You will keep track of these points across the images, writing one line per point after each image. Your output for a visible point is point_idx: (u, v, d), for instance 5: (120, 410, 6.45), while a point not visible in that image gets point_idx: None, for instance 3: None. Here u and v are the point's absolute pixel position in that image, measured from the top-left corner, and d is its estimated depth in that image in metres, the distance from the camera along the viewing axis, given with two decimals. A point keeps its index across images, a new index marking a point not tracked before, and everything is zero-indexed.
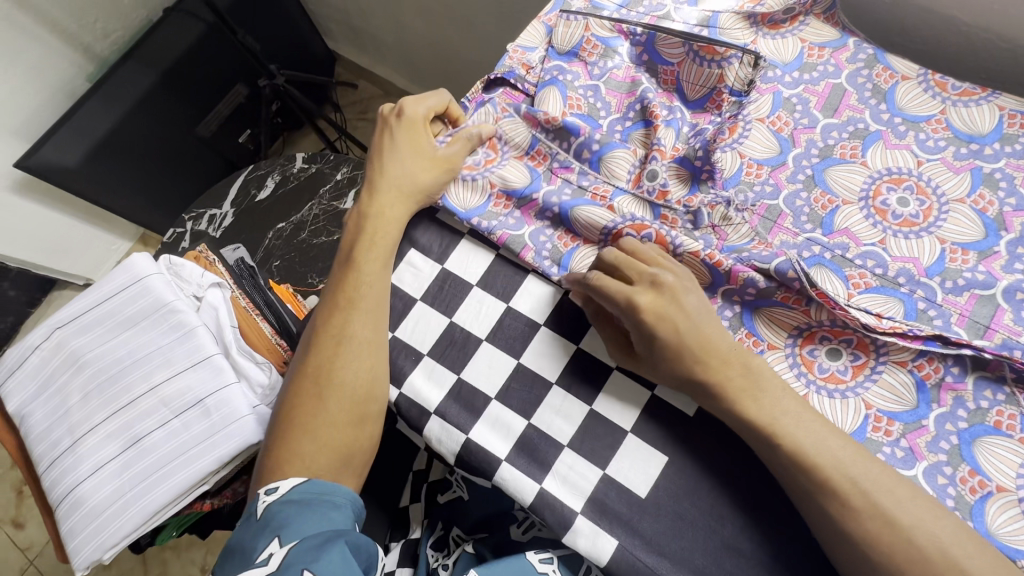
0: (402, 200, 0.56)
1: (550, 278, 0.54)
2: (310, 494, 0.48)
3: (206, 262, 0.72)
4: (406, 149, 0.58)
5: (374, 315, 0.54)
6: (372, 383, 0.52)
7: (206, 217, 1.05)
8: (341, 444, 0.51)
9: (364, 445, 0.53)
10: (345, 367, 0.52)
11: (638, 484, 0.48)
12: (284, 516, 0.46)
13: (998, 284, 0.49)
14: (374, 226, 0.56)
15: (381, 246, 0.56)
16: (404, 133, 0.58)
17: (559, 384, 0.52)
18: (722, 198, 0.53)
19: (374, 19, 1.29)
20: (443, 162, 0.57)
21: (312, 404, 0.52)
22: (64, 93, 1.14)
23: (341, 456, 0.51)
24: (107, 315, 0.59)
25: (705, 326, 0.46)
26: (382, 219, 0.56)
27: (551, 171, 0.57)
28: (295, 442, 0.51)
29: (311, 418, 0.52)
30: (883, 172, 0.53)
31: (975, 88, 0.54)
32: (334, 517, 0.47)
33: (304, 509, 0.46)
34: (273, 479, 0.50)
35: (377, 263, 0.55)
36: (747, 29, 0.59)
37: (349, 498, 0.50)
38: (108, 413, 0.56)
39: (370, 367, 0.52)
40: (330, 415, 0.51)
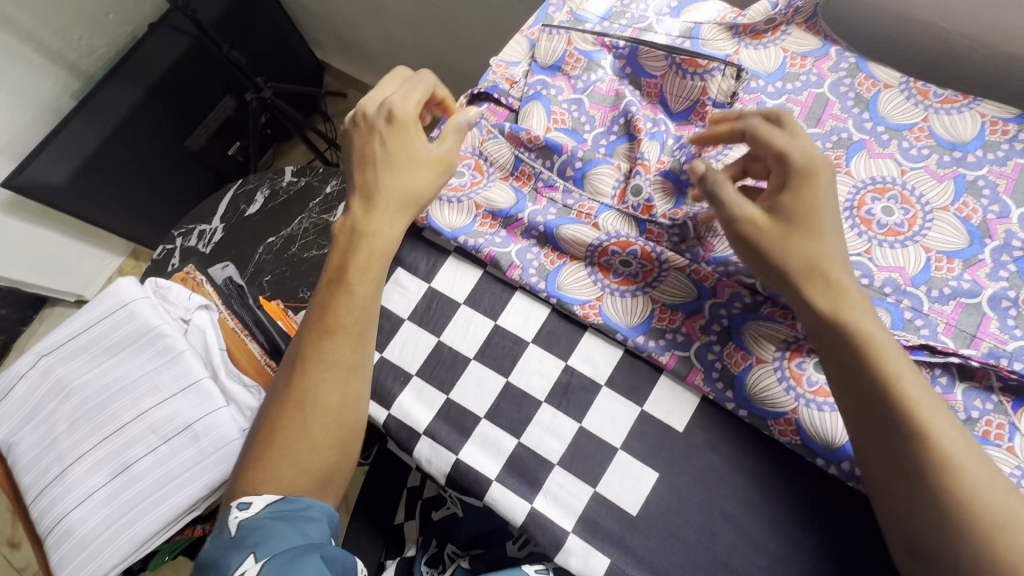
0: (402, 215, 0.52)
1: (538, 294, 0.54)
2: (286, 508, 0.46)
3: (195, 282, 0.70)
4: (398, 153, 0.52)
5: (363, 335, 0.50)
6: (355, 403, 0.50)
7: (195, 233, 1.05)
8: (320, 465, 0.49)
9: (340, 469, 0.51)
10: (326, 387, 0.49)
11: (629, 502, 0.48)
12: (258, 532, 0.44)
13: (983, 292, 0.49)
14: (372, 247, 0.52)
15: (375, 264, 0.52)
16: (394, 135, 0.53)
17: (548, 401, 0.52)
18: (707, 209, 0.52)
19: (361, 29, 1.28)
20: (438, 162, 0.53)
21: (290, 424, 0.48)
22: (50, 111, 1.13)
23: (318, 479, 0.48)
24: (93, 341, 0.59)
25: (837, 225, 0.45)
26: (376, 234, 0.52)
27: (536, 190, 0.57)
28: (270, 460, 0.48)
29: (290, 438, 0.48)
30: (867, 182, 0.53)
31: (957, 95, 0.54)
32: (311, 531, 0.46)
33: (280, 523, 0.45)
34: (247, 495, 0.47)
35: (371, 283, 0.51)
36: (730, 40, 0.59)
37: (326, 511, 0.48)
38: (96, 440, 0.56)
39: (354, 390, 0.50)
40: (311, 435, 0.48)
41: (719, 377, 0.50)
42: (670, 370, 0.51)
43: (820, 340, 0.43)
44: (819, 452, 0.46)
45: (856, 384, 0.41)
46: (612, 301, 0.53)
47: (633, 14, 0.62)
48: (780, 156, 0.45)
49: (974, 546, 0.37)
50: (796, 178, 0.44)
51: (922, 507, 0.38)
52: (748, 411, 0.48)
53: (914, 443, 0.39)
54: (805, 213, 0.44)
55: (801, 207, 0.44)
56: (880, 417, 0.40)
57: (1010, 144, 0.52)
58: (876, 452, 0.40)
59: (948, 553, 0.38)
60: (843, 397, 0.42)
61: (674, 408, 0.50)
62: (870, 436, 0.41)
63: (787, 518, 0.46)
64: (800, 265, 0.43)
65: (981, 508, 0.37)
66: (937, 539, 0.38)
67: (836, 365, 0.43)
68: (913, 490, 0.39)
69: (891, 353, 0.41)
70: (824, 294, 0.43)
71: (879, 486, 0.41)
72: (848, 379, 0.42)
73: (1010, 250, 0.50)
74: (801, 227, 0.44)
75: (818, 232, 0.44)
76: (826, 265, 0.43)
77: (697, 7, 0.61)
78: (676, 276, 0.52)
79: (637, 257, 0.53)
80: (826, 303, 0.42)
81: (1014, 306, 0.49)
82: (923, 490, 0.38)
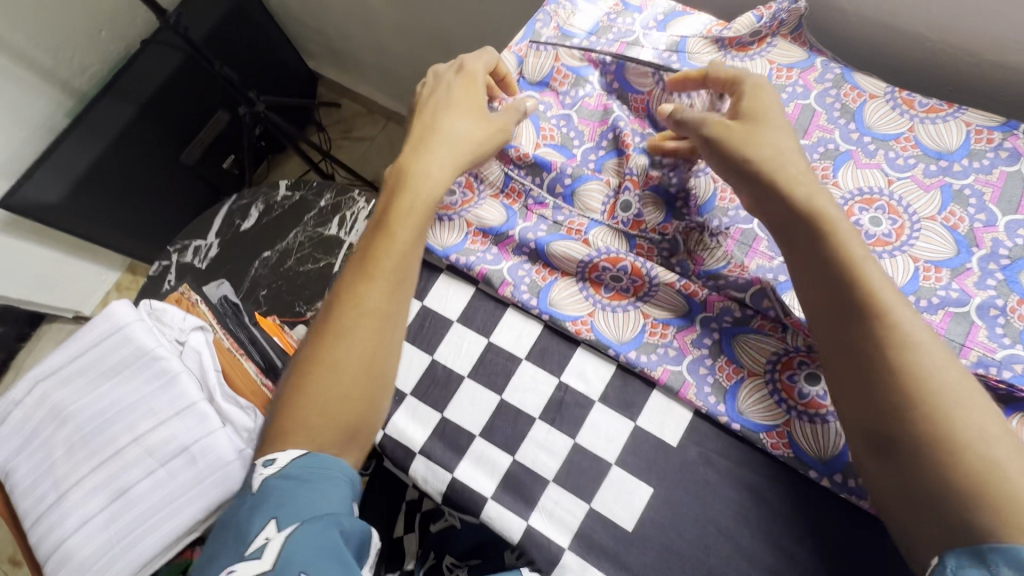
0: (452, 162, 0.54)
1: (530, 311, 0.54)
2: (306, 467, 0.44)
3: (189, 303, 0.69)
4: (458, 109, 0.55)
5: (400, 287, 0.51)
6: (385, 354, 0.49)
7: (191, 249, 1.05)
8: (352, 411, 0.47)
9: (370, 420, 0.49)
10: (355, 334, 0.49)
11: (624, 517, 0.49)
12: (281, 495, 0.42)
13: (971, 301, 0.49)
14: (415, 188, 0.53)
15: (417, 209, 0.52)
16: (459, 88, 0.57)
17: (542, 418, 0.52)
18: (696, 223, 0.54)
19: (354, 41, 1.29)
20: (494, 122, 0.55)
21: (320, 370, 0.48)
22: (43, 129, 1.13)
23: (345, 430, 0.47)
24: (89, 366, 0.59)
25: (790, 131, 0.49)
26: (420, 184, 0.53)
27: (527, 207, 0.58)
28: (299, 407, 0.47)
29: (323, 383, 0.48)
30: (854, 193, 0.54)
31: (941, 105, 0.55)
32: (332, 494, 0.44)
33: (300, 485, 0.43)
34: (271, 450, 0.47)
35: (414, 234, 0.52)
36: (716, 53, 0.59)
37: (347, 471, 0.46)
38: (93, 465, 0.56)
39: (383, 341, 0.49)
40: (340, 381, 0.48)
41: (711, 391, 0.50)
42: (663, 385, 0.51)
43: (783, 237, 0.46)
44: (811, 464, 0.47)
45: (819, 275, 0.43)
46: (604, 317, 0.53)
47: (619, 28, 0.62)
48: (736, 80, 0.51)
49: (929, 429, 0.36)
50: (751, 90, 0.50)
51: (880, 388, 0.39)
52: (740, 424, 0.49)
53: (871, 324, 0.40)
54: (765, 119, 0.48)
55: (760, 116, 0.49)
56: (841, 301, 0.42)
57: (995, 153, 0.53)
58: (835, 337, 0.42)
59: (906, 438, 0.37)
60: (807, 292, 0.44)
61: (667, 422, 0.50)
62: (831, 321, 0.42)
63: (782, 531, 0.47)
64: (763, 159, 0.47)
65: (933, 392, 0.37)
66: (895, 422, 0.38)
67: (799, 259, 0.45)
68: (871, 375, 0.39)
69: (852, 243, 0.43)
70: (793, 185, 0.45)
71: (838, 374, 0.41)
72: (810, 270, 0.44)
73: (997, 258, 0.50)
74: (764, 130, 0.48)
75: (778, 135, 0.48)
76: (787, 161, 0.47)
77: (683, 21, 0.62)
78: (667, 292, 0.53)
79: (627, 273, 0.53)
80: (796, 196, 0.45)
81: (1002, 314, 0.49)
82: (880, 368, 0.39)
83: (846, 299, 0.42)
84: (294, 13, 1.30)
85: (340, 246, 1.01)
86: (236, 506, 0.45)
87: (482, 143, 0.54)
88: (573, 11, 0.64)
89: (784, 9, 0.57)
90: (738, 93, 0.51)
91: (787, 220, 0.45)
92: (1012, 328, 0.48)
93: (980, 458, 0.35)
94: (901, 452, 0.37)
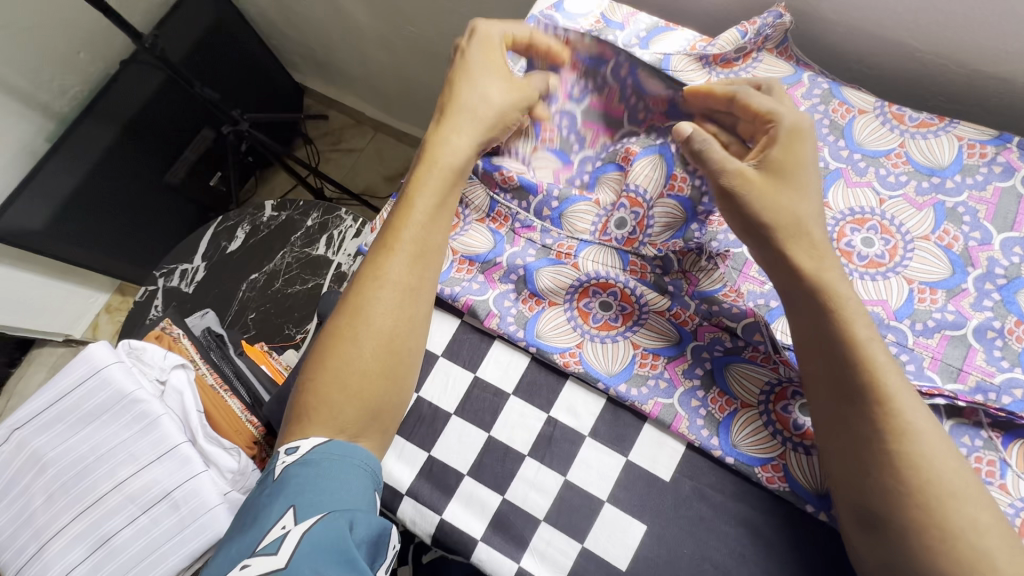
0: (471, 130, 0.51)
1: (517, 343, 0.53)
2: (329, 456, 0.42)
3: (170, 339, 0.68)
4: (480, 69, 0.52)
5: (424, 258, 0.49)
6: (408, 332, 0.48)
7: (177, 273, 1.01)
8: (374, 393, 0.46)
9: (393, 401, 0.47)
10: (376, 308, 0.47)
11: (618, 557, 0.47)
12: (299, 483, 0.40)
13: (968, 323, 0.48)
14: (435, 155, 0.50)
15: (437, 176, 0.50)
16: (477, 53, 0.52)
17: (532, 455, 0.50)
18: (694, 244, 0.51)
19: (339, 54, 1.26)
20: (517, 88, 0.52)
21: (342, 346, 0.46)
22: (26, 152, 1.07)
23: (369, 410, 0.46)
24: (67, 411, 0.58)
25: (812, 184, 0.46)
26: (443, 149, 0.50)
27: (513, 231, 0.56)
28: (320, 384, 0.45)
29: (343, 363, 0.46)
30: (846, 213, 0.52)
31: (932, 119, 0.54)
32: (352, 486, 0.41)
33: (320, 473, 0.41)
34: (294, 437, 0.44)
35: (436, 204, 0.49)
36: (700, 71, 0.58)
37: (368, 462, 0.44)
38: (74, 514, 0.55)
39: (406, 317, 0.48)
40: (362, 362, 0.46)
41: (704, 423, 0.49)
42: (654, 419, 0.49)
43: (790, 301, 0.44)
44: (806, 498, 0.45)
45: (822, 350, 0.42)
46: (597, 346, 0.52)
47: None
48: (771, 119, 0.46)
49: (920, 523, 0.37)
50: (784, 135, 0.46)
51: (874, 478, 0.38)
52: (735, 458, 0.47)
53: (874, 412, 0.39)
54: (788, 176, 0.45)
55: (785, 169, 0.45)
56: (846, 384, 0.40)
57: (988, 168, 0.51)
58: (836, 416, 0.41)
59: (898, 530, 0.37)
60: (806, 362, 0.43)
61: (659, 456, 0.49)
62: (833, 401, 0.41)
63: (777, 567, 0.46)
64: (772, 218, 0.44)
65: (930, 487, 0.37)
66: (888, 513, 0.38)
67: (802, 328, 0.43)
68: (863, 468, 0.39)
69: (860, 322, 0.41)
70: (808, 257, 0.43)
71: (834, 454, 0.41)
72: (812, 343, 0.42)
73: (993, 278, 0.49)
74: (788, 190, 0.45)
75: (801, 196, 0.45)
76: (806, 228, 0.44)
77: (665, 37, 0.60)
78: (657, 320, 0.52)
79: (617, 299, 0.52)
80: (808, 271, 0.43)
81: (1000, 336, 0.48)
82: (878, 458, 0.38)
83: (850, 381, 0.40)
84: (276, 27, 1.27)
85: (328, 267, 0.99)
86: (255, 493, 0.42)
87: (502, 112, 0.51)
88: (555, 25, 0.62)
89: (770, 24, 0.55)
90: (772, 137, 0.46)
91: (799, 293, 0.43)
92: (1011, 351, 0.47)
93: (971, 547, 0.36)
94: (890, 540, 0.38)
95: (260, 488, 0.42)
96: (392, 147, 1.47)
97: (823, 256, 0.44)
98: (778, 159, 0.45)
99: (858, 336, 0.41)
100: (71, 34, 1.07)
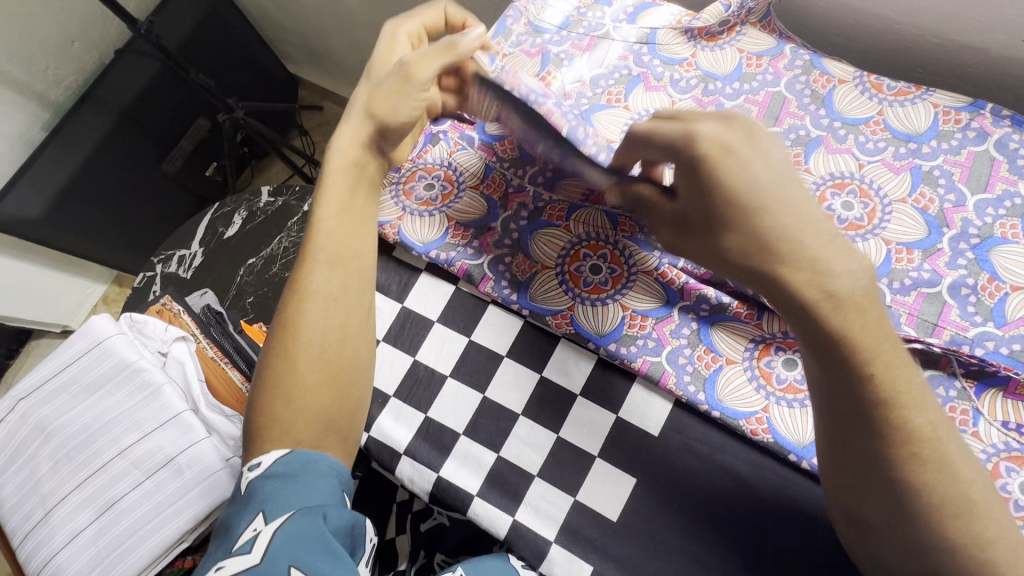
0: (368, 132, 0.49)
1: (510, 307, 0.55)
2: (294, 463, 0.43)
3: (171, 314, 0.70)
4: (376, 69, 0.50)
5: (344, 264, 0.48)
6: (343, 341, 0.47)
7: (175, 259, 1.02)
8: (321, 405, 0.45)
9: (345, 409, 0.47)
10: (307, 326, 0.46)
11: (609, 508, 0.49)
12: (270, 490, 0.42)
13: (943, 281, 0.50)
14: (335, 164, 0.49)
15: (345, 183, 0.49)
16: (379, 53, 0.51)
17: (525, 415, 0.52)
18: None
19: (332, 42, 1.26)
20: (402, 80, 0.47)
21: (277, 368, 0.46)
22: (21, 143, 1.08)
23: (320, 423, 0.45)
24: (72, 381, 0.59)
25: (779, 195, 0.36)
26: (338, 157, 0.49)
27: (507, 196, 0.57)
28: (264, 408, 0.45)
29: (282, 385, 0.45)
30: (826, 178, 0.54)
31: (909, 87, 0.55)
32: (321, 486, 0.43)
33: (290, 480, 0.42)
34: (254, 457, 0.45)
35: (341, 210, 0.48)
36: (686, 44, 0.60)
37: (335, 465, 0.45)
38: (80, 479, 0.56)
39: (343, 326, 0.47)
40: (301, 380, 0.45)
41: (690, 379, 0.50)
42: (642, 375, 0.51)
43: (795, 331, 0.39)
44: (790, 448, 0.47)
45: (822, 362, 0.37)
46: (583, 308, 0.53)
47: (590, 22, 0.62)
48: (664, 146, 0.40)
49: None
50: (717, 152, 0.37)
51: (859, 482, 0.38)
52: (720, 411, 0.49)
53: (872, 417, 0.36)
54: (726, 210, 0.37)
55: (722, 189, 0.37)
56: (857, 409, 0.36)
57: (962, 133, 0.53)
58: (827, 433, 0.39)
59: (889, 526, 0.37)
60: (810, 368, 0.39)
61: (648, 413, 0.51)
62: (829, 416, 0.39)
63: (764, 521, 0.47)
64: (736, 264, 0.38)
65: None
66: (875, 512, 0.38)
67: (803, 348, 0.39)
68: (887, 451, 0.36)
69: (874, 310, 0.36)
70: (800, 267, 0.35)
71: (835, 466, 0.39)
72: (812, 368, 0.39)
73: (967, 238, 0.51)
74: (734, 219, 0.37)
75: (752, 216, 0.36)
76: (784, 250, 0.36)
77: (652, 12, 0.62)
78: (646, 281, 0.53)
79: (607, 262, 0.54)
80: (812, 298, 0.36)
81: (973, 293, 0.50)
82: (870, 474, 0.37)
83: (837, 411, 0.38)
84: (270, 16, 1.28)
85: None
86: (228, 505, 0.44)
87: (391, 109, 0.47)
88: (558, 71, 0.60)
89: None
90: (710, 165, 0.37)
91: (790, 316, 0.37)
92: (984, 306, 0.49)
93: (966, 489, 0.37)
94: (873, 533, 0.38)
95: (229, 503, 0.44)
96: None
97: (821, 261, 0.35)
98: (729, 191, 0.36)
99: (876, 362, 0.35)
100: (65, 24, 1.07)
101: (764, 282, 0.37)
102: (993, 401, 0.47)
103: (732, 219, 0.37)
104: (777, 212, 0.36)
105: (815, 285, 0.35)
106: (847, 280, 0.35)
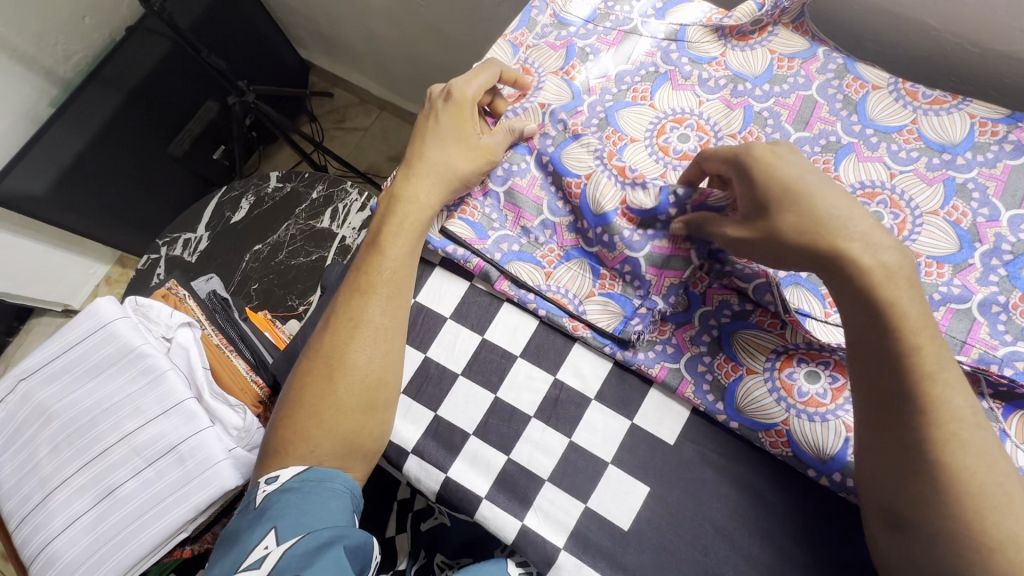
0: (440, 186, 0.53)
1: (527, 307, 0.53)
2: (308, 481, 0.46)
3: (176, 298, 0.69)
4: (449, 136, 0.54)
5: (397, 298, 0.51)
6: (386, 367, 0.50)
7: (180, 242, 1.00)
8: (349, 429, 0.48)
9: (374, 434, 0.49)
10: (355, 355, 0.49)
11: (620, 517, 0.48)
12: (283, 506, 0.44)
13: (974, 297, 0.49)
14: (406, 211, 0.53)
15: (405, 229, 0.52)
16: (449, 115, 0.55)
17: (537, 417, 0.51)
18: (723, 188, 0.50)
19: (346, 29, 1.24)
20: (486, 153, 0.54)
21: (318, 392, 0.49)
22: (27, 119, 1.06)
23: (348, 444, 0.48)
24: (73, 364, 0.58)
25: (837, 194, 0.42)
26: (411, 204, 0.53)
27: (512, 183, 0.55)
28: (298, 420, 0.49)
29: (318, 405, 0.48)
30: (856, 187, 0.53)
31: (946, 96, 0.53)
32: (333, 506, 0.45)
33: (301, 499, 0.44)
34: (274, 467, 0.48)
35: (406, 254, 0.52)
36: (716, 42, 0.58)
37: (348, 485, 0.47)
38: (79, 464, 0.55)
39: (387, 355, 0.50)
40: (337, 399, 0.48)
41: (710, 389, 0.49)
42: (660, 382, 0.50)
43: (848, 319, 0.41)
44: (811, 464, 0.46)
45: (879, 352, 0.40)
46: (604, 298, 0.52)
47: (617, 16, 0.60)
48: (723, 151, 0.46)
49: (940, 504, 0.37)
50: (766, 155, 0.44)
51: (908, 466, 0.38)
52: (739, 422, 0.47)
53: (921, 388, 0.38)
54: (778, 194, 0.43)
55: (780, 186, 0.43)
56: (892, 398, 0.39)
57: (999, 146, 0.52)
58: (883, 404, 0.39)
59: (929, 526, 0.37)
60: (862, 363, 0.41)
61: (664, 420, 0.50)
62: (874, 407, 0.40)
63: (779, 536, 0.46)
64: (797, 241, 0.42)
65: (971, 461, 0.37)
66: (909, 502, 0.38)
67: (860, 336, 0.41)
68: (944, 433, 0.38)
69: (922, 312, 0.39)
70: (853, 239, 0.40)
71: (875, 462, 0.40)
72: (862, 349, 0.41)
73: (1000, 253, 0.50)
74: (793, 207, 0.42)
75: (811, 201, 0.42)
76: (842, 227, 0.41)
77: (682, 8, 0.60)
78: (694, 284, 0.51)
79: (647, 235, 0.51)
80: (890, 262, 0.40)
81: (1004, 311, 0.48)
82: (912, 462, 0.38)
83: (882, 379, 0.40)
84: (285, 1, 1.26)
85: (332, 239, 0.97)
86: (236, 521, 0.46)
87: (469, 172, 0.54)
88: (583, 65, 0.59)
89: None
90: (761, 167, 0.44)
91: (866, 300, 0.40)
92: (1014, 325, 0.48)
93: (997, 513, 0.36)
94: (914, 531, 0.38)
95: (242, 515, 0.45)
96: (397, 127, 1.47)
97: (871, 240, 0.40)
98: (785, 187, 0.42)
99: (919, 337, 0.39)
100: None
101: (823, 255, 0.41)
102: (1020, 423, 0.46)
103: (786, 200, 0.42)
104: (835, 208, 0.41)
105: (869, 255, 0.40)
106: (893, 254, 0.40)
